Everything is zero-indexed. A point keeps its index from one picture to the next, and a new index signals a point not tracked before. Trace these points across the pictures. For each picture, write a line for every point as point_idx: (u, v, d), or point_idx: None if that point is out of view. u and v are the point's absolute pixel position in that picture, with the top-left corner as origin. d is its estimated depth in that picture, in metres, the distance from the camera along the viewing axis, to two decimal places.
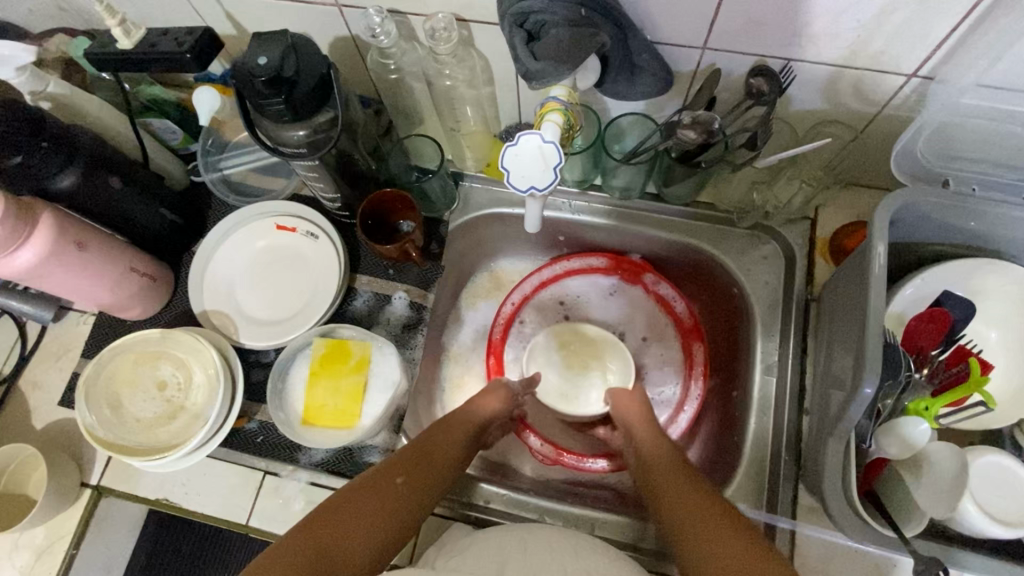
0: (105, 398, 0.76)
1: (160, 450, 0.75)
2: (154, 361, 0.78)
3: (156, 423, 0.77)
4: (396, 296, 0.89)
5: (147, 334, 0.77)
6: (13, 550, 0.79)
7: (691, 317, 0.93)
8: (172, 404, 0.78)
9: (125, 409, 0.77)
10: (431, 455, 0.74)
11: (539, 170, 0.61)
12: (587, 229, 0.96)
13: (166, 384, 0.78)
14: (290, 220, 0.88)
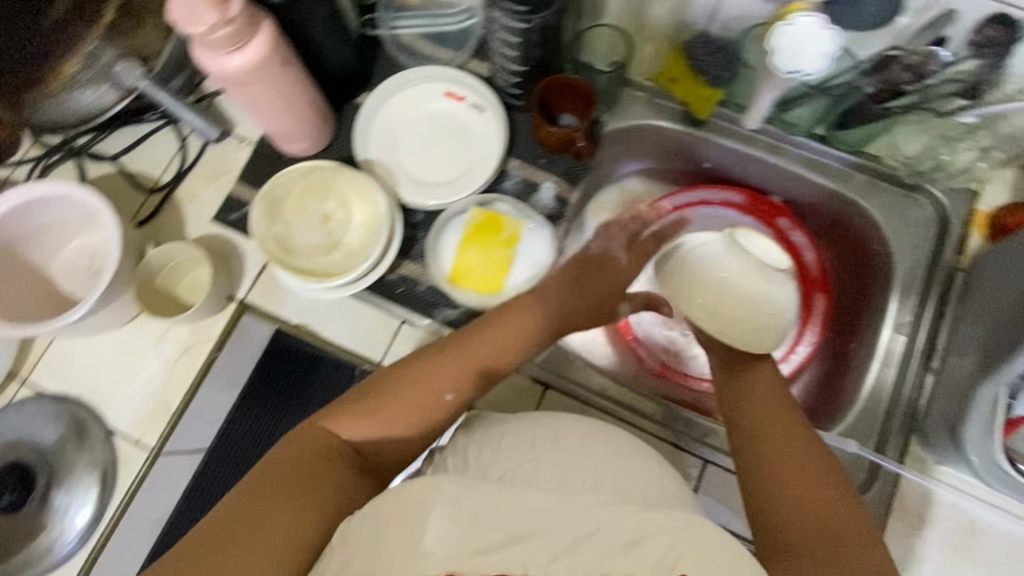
0: (275, 216, 0.81)
1: (317, 275, 0.80)
2: (321, 193, 0.82)
3: (317, 251, 0.81)
4: (544, 185, 0.90)
5: (323, 165, 0.81)
6: (161, 342, 0.84)
7: (819, 267, 0.94)
8: (332, 237, 0.82)
9: (290, 231, 0.81)
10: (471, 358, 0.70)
11: (814, 53, 0.70)
12: (736, 160, 0.96)
13: (330, 218, 0.82)
14: (460, 88, 0.90)
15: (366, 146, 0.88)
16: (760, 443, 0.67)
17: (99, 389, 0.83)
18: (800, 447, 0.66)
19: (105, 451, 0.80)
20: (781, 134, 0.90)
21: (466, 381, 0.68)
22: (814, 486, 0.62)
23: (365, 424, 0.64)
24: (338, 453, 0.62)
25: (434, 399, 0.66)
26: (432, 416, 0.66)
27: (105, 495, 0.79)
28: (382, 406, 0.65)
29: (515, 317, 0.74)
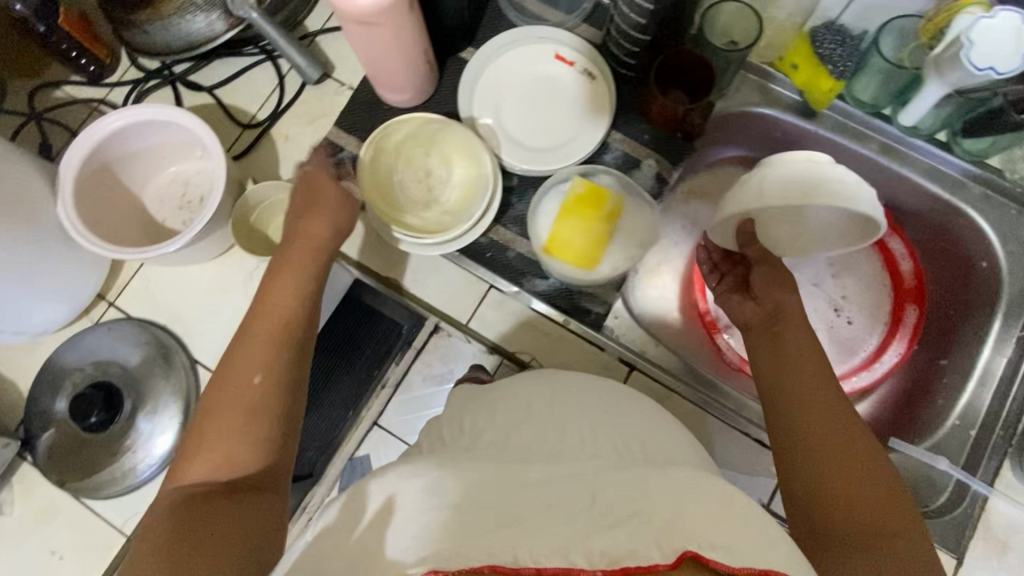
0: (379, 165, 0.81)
1: (415, 227, 0.80)
2: (426, 147, 0.82)
3: (416, 203, 0.82)
4: (645, 163, 0.88)
5: (432, 119, 0.80)
6: (249, 280, 0.84)
7: (915, 279, 0.92)
8: (432, 192, 0.82)
9: (393, 182, 0.81)
10: (262, 314, 0.63)
11: (1007, 52, 0.67)
12: (844, 158, 0.91)
13: (433, 174, 0.82)
14: (570, 52, 0.87)
15: (471, 103, 0.86)
16: (805, 411, 0.57)
17: (185, 320, 0.84)
18: (837, 418, 0.56)
19: (189, 381, 0.80)
20: (900, 135, 0.86)
21: (272, 356, 0.60)
22: (862, 476, 0.53)
23: (239, 450, 0.55)
24: (214, 490, 0.52)
25: (255, 392, 0.58)
26: (247, 394, 0.58)
27: (186, 424, 0.80)
28: (217, 423, 0.56)
29: (302, 246, 0.68)
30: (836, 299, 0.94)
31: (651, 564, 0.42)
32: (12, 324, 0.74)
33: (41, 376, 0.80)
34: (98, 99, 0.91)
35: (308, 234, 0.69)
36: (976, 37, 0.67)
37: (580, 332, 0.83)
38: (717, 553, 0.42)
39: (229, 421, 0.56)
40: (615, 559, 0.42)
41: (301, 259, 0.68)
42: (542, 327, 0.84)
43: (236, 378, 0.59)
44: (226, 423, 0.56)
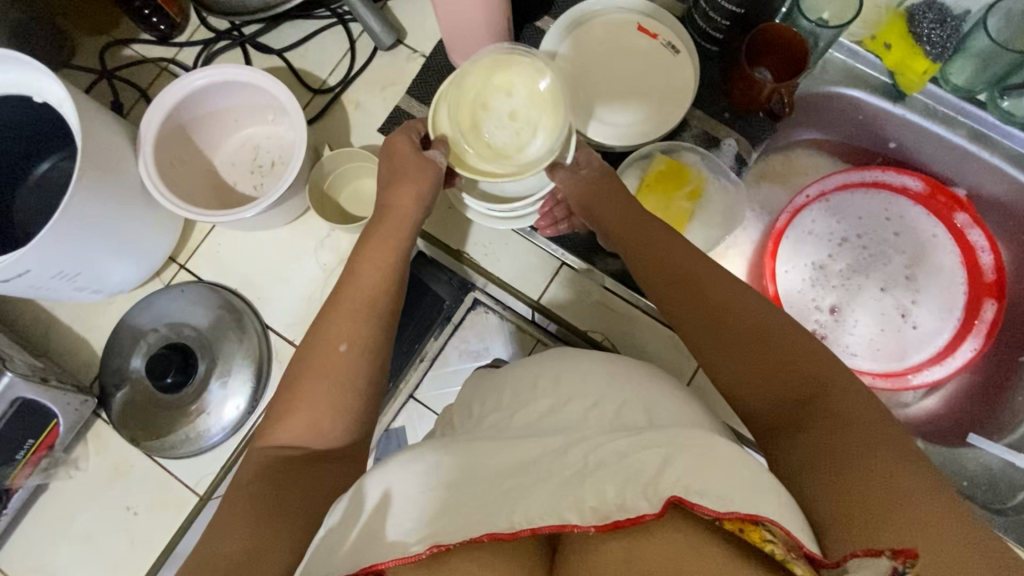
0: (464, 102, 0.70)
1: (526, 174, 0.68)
2: (506, 87, 0.70)
3: (509, 151, 0.70)
4: (726, 142, 0.85)
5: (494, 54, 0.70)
6: (319, 247, 0.84)
7: (996, 273, 0.88)
8: (520, 137, 0.70)
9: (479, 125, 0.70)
10: (346, 288, 0.64)
11: None
12: (928, 144, 0.89)
13: (518, 114, 0.70)
14: (655, 24, 0.83)
15: None
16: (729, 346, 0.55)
17: (257, 285, 0.84)
18: (734, 310, 0.55)
19: (260, 347, 0.81)
20: (994, 121, 0.83)
21: (359, 324, 0.62)
22: (789, 352, 0.52)
23: (318, 417, 0.57)
24: (296, 461, 0.55)
25: (348, 366, 0.59)
26: (346, 360, 0.59)
27: (257, 388, 0.80)
28: (311, 385, 0.58)
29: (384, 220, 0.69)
30: (904, 305, 0.93)
31: (638, 514, 0.43)
32: (92, 283, 0.74)
33: (115, 336, 0.81)
34: (167, 60, 0.90)
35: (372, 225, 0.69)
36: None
37: (652, 315, 0.81)
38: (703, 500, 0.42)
39: (325, 385, 0.58)
40: (606, 514, 0.45)
41: (385, 234, 0.68)
42: (613, 305, 0.83)
43: (326, 347, 0.60)
44: (318, 382, 0.58)
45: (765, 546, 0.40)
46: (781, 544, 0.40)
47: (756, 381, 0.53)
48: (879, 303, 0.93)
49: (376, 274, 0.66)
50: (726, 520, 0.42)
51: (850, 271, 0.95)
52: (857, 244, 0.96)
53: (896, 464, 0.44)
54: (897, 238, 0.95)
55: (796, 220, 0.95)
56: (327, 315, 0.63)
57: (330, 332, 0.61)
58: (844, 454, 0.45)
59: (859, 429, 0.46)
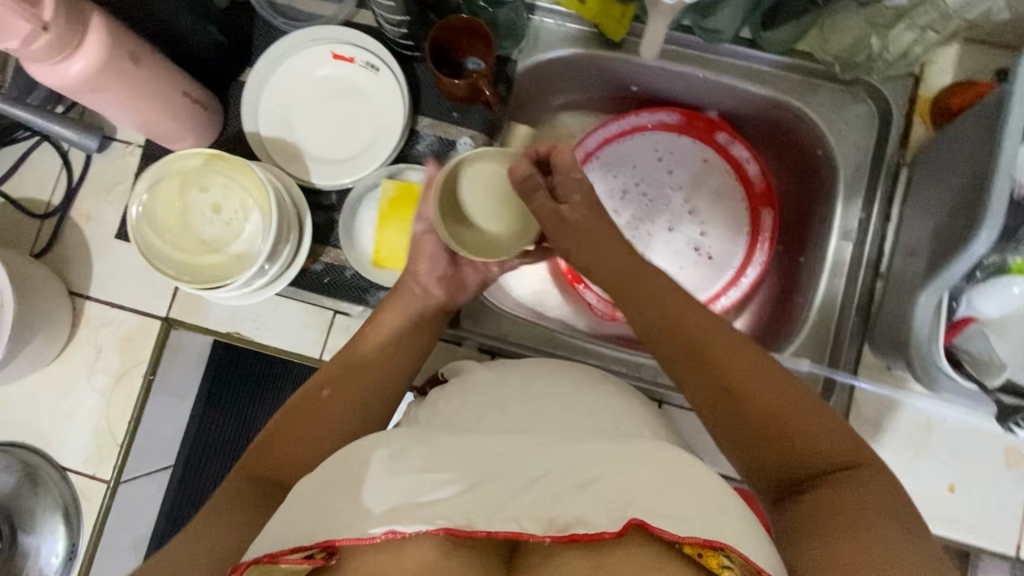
0: (169, 209, 0.72)
1: (232, 272, 0.72)
2: (202, 183, 0.72)
3: (222, 244, 0.73)
4: (460, 142, 0.84)
5: (191, 154, 0.70)
6: (92, 372, 0.81)
7: (764, 180, 0.90)
8: (230, 229, 0.73)
9: (190, 228, 0.72)
10: (317, 415, 0.65)
11: None
12: (663, 79, 0.88)
13: (222, 206, 0.72)
14: (347, 48, 0.80)
15: (259, 128, 0.80)
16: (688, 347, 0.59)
17: (43, 431, 0.81)
18: (740, 377, 0.55)
19: (62, 491, 0.79)
20: (703, 44, 0.82)
21: (324, 434, 0.64)
22: (791, 416, 0.54)
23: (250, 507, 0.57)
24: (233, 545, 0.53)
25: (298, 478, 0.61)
26: (321, 435, 0.64)
27: (72, 532, 0.79)
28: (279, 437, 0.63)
29: (404, 307, 0.73)
30: (694, 239, 0.93)
31: (599, 531, 0.46)
32: None
33: None
34: None
35: (364, 344, 0.71)
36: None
37: (437, 333, 0.82)
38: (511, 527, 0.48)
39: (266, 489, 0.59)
40: (563, 526, 0.47)
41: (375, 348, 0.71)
42: None
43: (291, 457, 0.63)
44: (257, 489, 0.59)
45: (722, 572, 0.44)
46: (739, 571, 0.44)
47: (766, 446, 0.54)
48: (671, 243, 0.93)
49: (360, 388, 0.68)
50: (686, 545, 0.45)
51: (638, 222, 0.94)
52: (638, 193, 0.95)
53: (877, 499, 0.49)
54: (675, 176, 0.95)
55: None
56: (305, 397, 0.66)
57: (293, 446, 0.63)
58: (848, 521, 0.48)
59: (864, 502, 0.49)
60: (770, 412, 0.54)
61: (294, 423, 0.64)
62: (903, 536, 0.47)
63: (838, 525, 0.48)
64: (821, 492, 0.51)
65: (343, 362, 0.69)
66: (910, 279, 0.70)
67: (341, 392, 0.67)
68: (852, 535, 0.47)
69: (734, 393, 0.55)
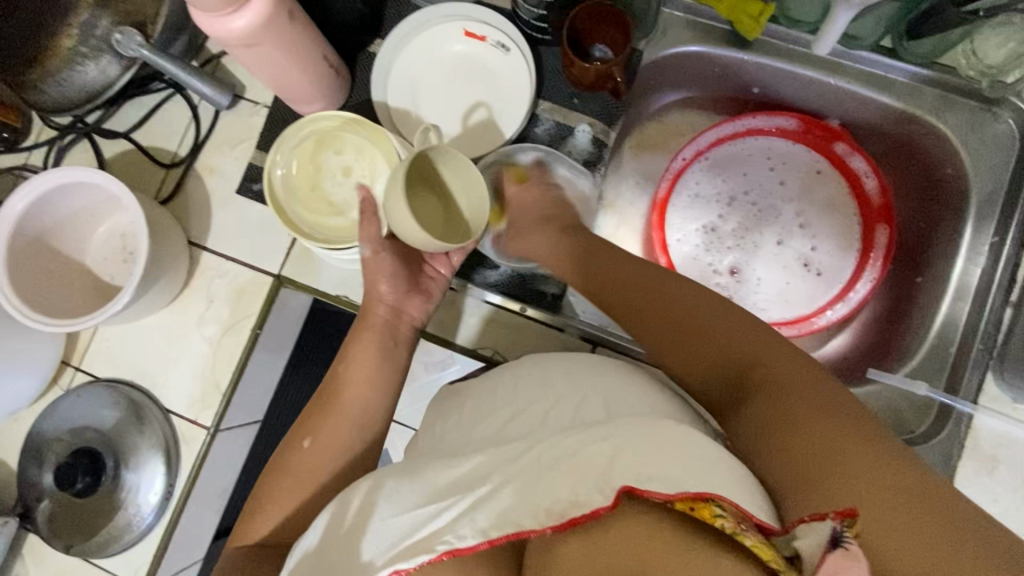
0: (303, 169, 0.74)
1: (356, 235, 0.73)
2: (336, 146, 0.74)
3: (348, 208, 0.74)
4: (579, 128, 0.84)
5: (332, 117, 0.71)
6: (203, 321, 0.84)
7: (883, 196, 0.87)
8: (358, 194, 0.74)
9: (319, 189, 0.74)
10: (341, 397, 0.67)
11: None
12: (788, 83, 0.87)
13: (352, 170, 0.74)
14: (480, 26, 0.81)
15: (387, 98, 0.82)
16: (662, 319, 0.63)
17: (151, 372, 0.84)
18: (706, 334, 0.60)
19: (166, 432, 0.82)
20: (841, 49, 0.80)
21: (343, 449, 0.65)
22: (740, 351, 0.57)
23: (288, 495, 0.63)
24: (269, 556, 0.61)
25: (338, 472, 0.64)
26: (316, 475, 0.64)
27: (171, 472, 0.82)
28: (277, 484, 0.64)
29: (372, 334, 0.70)
30: (803, 252, 0.91)
31: (593, 508, 0.47)
32: None
33: (26, 449, 0.82)
34: (17, 167, 0.88)
35: (340, 363, 0.69)
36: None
37: (538, 318, 0.82)
38: (653, 484, 0.46)
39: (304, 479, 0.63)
40: (562, 513, 0.48)
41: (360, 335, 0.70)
42: (504, 320, 0.83)
43: (292, 448, 0.65)
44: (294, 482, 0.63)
45: (716, 522, 0.44)
46: (731, 518, 0.44)
47: (730, 384, 0.57)
48: (778, 254, 0.92)
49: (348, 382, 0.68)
50: (678, 502, 0.46)
51: (742, 227, 0.93)
52: (746, 200, 0.94)
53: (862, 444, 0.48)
54: (787, 186, 0.93)
55: (679, 184, 0.94)
56: (295, 441, 0.65)
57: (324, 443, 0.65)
58: (806, 434, 0.50)
59: (840, 440, 0.48)
60: (729, 358, 0.58)
61: (328, 420, 0.66)
62: (857, 433, 0.49)
63: (803, 446, 0.49)
64: (801, 436, 0.50)
65: (320, 398, 0.68)
66: None
67: (330, 426, 0.66)
68: (836, 478, 0.46)
69: (717, 353, 0.58)
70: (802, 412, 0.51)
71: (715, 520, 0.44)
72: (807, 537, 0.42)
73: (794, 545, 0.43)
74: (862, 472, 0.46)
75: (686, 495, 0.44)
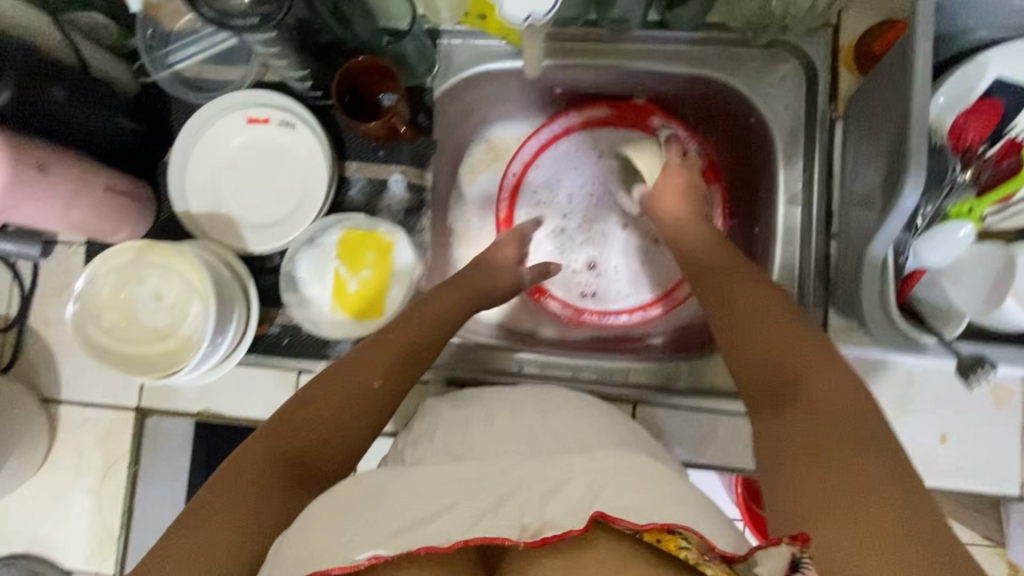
0: (113, 307, 0.72)
1: (185, 354, 0.72)
2: (138, 275, 0.72)
3: (171, 330, 0.73)
4: (392, 179, 0.84)
5: (121, 251, 0.71)
6: (78, 474, 0.83)
7: (706, 157, 0.89)
8: (176, 314, 0.73)
9: (136, 321, 0.73)
10: (389, 342, 0.66)
11: None
12: (584, 76, 0.86)
13: (162, 294, 0.73)
14: (261, 110, 0.80)
15: (190, 207, 0.80)
16: (728, 301, 0.63)
17: (43, 538, 0.83)
18: (751, 330, 0.60)
19: None
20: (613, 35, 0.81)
21: (376, 379, 0.62)
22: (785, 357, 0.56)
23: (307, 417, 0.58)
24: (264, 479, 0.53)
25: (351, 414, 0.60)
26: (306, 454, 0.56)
27: None
28: (308, 407, 0.59)
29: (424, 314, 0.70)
30: (651, 231, 0.92)
31: (564, 531, 0.48)
32: None
33: None
34: None
35: (416, 340, 0.67)
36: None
37: None
38: None
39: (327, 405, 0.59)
40: None
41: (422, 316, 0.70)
42: None
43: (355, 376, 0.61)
44: (319, 405, 0.59)
45: (681, 553, 0.46)
46: (694, 549, 0.46)
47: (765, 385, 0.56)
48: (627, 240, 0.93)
49: (411, 353, 0.66)
50: (645, 534, 0.47)
51: (587, 223, 0.94)
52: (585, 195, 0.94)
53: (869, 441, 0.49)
54: (620, 173, 0.94)
55: (518, 198, 0.95)
56: (312, 415, 0.58)
57: (359, 371, 0.62)
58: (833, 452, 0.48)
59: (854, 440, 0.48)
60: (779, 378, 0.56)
61: (361, 355, 0.63)
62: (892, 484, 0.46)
63: (826, 467, 0.48)
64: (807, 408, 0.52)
65: (377, 342, 0.66)
66: (859, 237, 0.67)
67: (336, 411, 0.59)
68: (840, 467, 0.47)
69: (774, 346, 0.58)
70: (823, 434, 0.50)
71: (680, 552, 0.46)
72: (765, 561, 0.44)
73: (754, 572, 0.44)
74: (902, 527, 0.43)
75: (656, 525, 0.46)
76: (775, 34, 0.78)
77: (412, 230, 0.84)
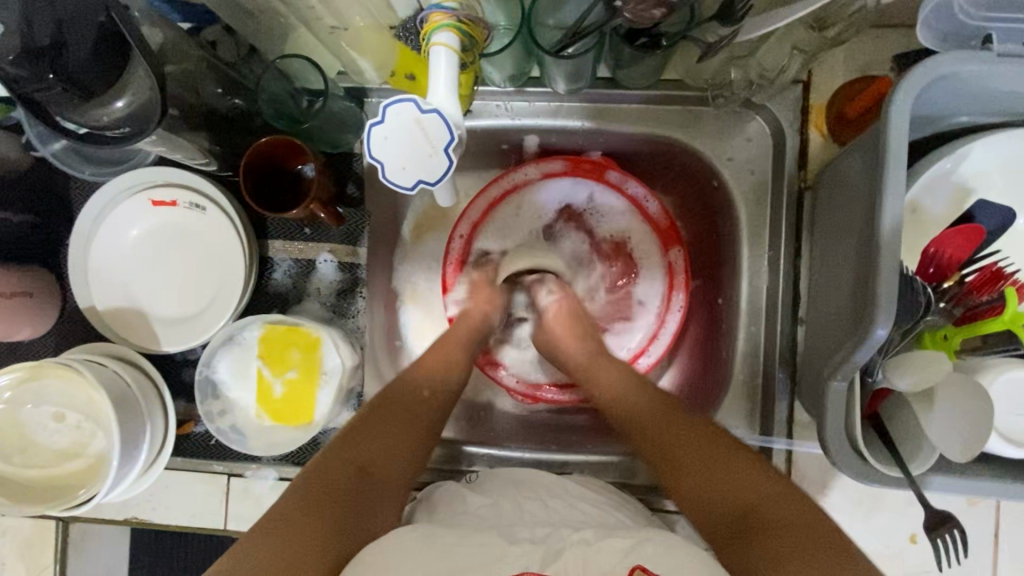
0: (15, 427, 0.66)
1: (95, 478, 0.66)
2: (40, 393, 0.66)
3: (79, 450, 0.67)
4: (322, 259, 0.76)
5: (9, 375, 0.64)
6: None
7: (666, 217, 0.78)
8: (83, 431, 0.67)
9: (40, 441, 0.66)
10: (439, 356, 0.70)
11: (426, 158, 0.44)
12: (532, 133, 0.78)
13: (69, 411, 0.66)
14: (164, 191, 0.71)
15: (94, 302, 0.72)
16: (649, 422, 0.64)
17: None
18: (670, 443, 0.61)
19: None
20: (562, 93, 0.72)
21: (433, 399, 0.67)
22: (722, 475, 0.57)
23: (377, 435, 0.62)
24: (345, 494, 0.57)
25: (415, 432, 0.65)
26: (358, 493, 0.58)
27: None
28: (373, 422, 0.63)
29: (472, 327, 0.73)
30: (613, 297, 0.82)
31: None
32: None
33: None
34: None
35: (452, 352, 0.71)
36: (381, 110, 0.43)
37: None
38: None
39: (393, 426, 0.63)
40: None
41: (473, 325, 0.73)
42: None
43: (411, 390, 0.66)
44: (384, 425, 0.63)
45: None
46: None
47: (697, 481, 0.58)
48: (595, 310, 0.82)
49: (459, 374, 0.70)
50: None
51: None
52: None
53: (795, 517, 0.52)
54: (571, 236, 0.82)
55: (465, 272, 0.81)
56: (370, 445, 0.61)
57: (410, 383, 0.67)
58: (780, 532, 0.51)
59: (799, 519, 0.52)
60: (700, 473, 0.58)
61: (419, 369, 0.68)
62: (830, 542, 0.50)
63: (783, 538, 0.50)
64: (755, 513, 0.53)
65: (431, 361, 0.69)
66: (827, 339, 0.61)
67: (387, 438, 0.62)
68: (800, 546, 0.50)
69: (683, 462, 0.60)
70: (772, 521, 0.52)
71: None
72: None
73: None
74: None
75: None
76: (741, 93, 0.69)
77: (347, 313, 0.77)
